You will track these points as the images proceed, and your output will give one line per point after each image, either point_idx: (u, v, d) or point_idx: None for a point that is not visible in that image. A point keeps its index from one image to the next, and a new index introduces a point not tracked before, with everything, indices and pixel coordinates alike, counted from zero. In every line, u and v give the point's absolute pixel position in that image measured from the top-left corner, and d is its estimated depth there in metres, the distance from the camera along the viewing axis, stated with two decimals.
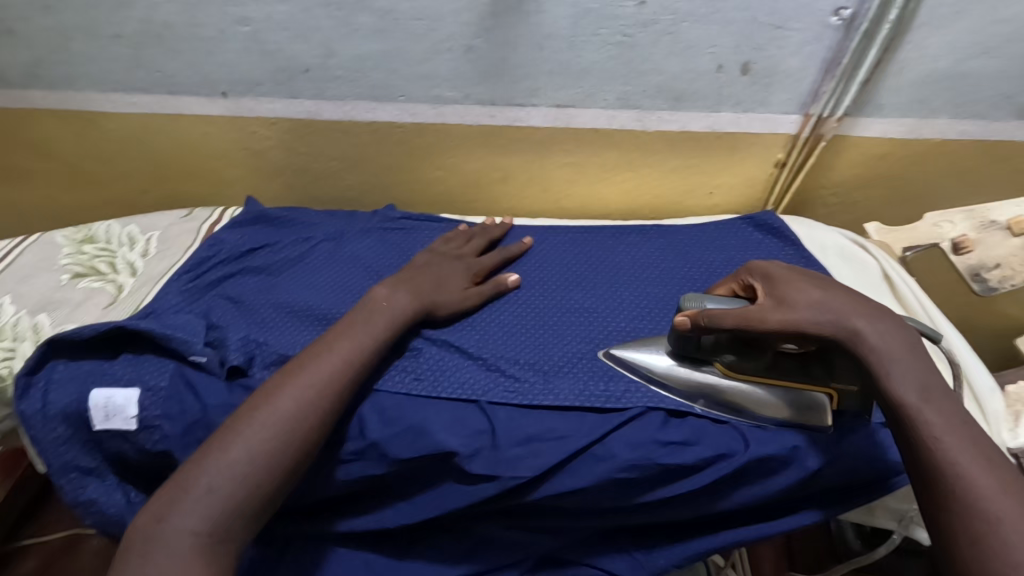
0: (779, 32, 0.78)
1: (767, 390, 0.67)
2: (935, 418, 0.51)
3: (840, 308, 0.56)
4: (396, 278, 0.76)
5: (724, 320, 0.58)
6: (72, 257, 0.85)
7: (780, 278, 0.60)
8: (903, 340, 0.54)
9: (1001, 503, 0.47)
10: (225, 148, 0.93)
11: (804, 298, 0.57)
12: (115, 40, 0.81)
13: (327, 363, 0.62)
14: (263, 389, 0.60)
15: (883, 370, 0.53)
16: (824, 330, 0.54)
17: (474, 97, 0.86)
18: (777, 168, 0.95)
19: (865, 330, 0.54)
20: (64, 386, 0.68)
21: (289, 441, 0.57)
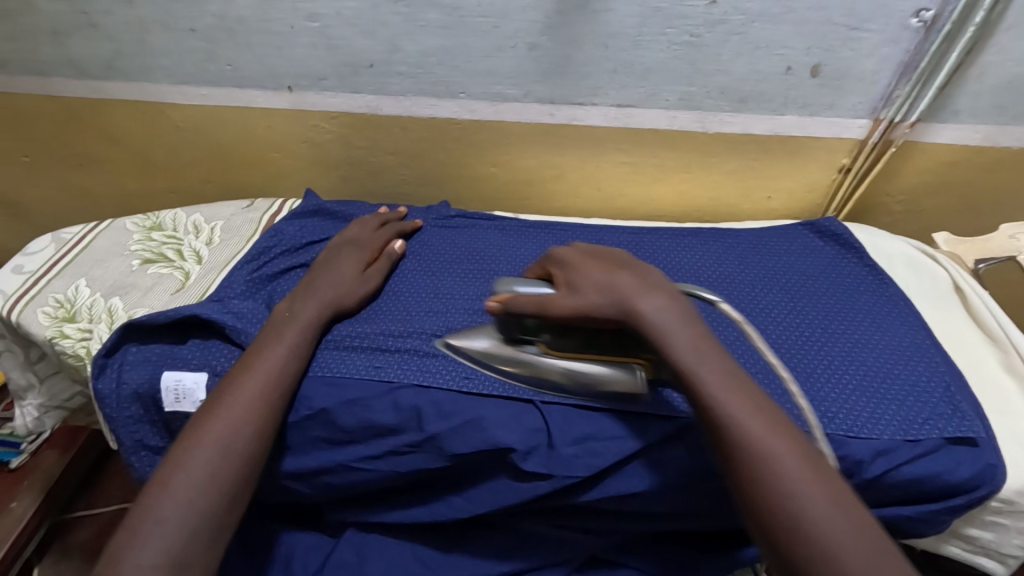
0: (853, 33, 0.76)
1: (583, 363, 0.67)
2: (699, 375, 0.53)
3: (621, 288, 0.61)
4: (301, 288, 0.76)
5: (522, 304, 0.66)
6: (142, 244, 0.88)
7: (584, 263, 0.66)
8: (674, 313, 0.58)
9: (778, 449, 0.49)
10: (285, 141, 0.95)
11: (590, 282, 0.63)
12: (190, 34, 0.84)
13: (257, 375, 0.64)
14: (191, 424, 0.61)
15: (663, 341, 0.56)
16: (601, 312, 0.61)
17: (534, 95, 0.86)
18: (840, 174, 0.92)
19: (638, 305, 0.59)
20: (136, 367, 0.70)
21: (229, 454, 0.58)
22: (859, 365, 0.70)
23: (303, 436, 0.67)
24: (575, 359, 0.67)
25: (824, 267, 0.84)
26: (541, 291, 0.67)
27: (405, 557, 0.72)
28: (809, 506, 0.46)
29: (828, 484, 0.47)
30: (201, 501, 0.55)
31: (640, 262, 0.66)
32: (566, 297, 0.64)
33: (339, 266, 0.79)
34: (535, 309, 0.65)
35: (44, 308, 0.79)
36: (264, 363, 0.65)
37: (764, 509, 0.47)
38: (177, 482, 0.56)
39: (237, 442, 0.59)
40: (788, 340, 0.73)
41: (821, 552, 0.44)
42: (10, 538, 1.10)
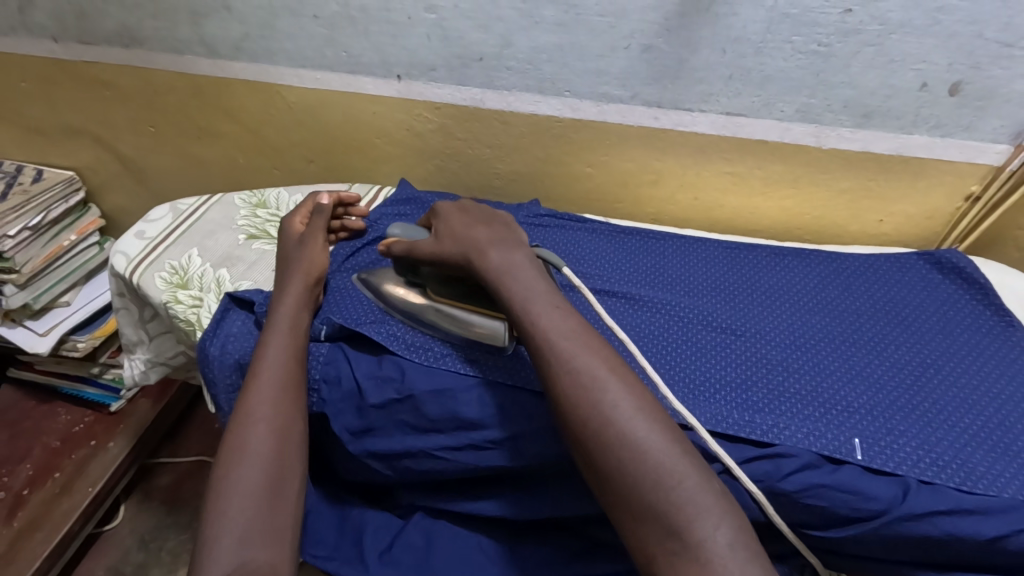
0: (1007, 51, 0.70)
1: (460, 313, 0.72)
2: (530, 306, 0.60)
3: (473, 240, 0.68)
4: (277, 280, 0.78)
5: (398, 247, 0.74)
6: (247, 220, 0.93)
7: (452, 215, 0.73)
8: (520, 260, 0.65)
9: (595, 368, 0.55)
10: (388, 128, 0.98)
11: (451, 234, 0.71)
12: (313, 20, 0.87)
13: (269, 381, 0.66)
14: (224, 442, 0.63)
15: (501, 280, 0.63)
16: (455, 258, 0.68)
17: (642, 98, 0.84)
18: (966, 203, 0.86)
19: (489, 253, 0.66)
20: (242, 339, 0.75)
21: (267, 464, 0.61)
22: (975, 412, 0.65)
23: (390, 419, 0.69)
24: (454, 304, 0.72)
25: (938, 303, 0.78)
26: (416, 237, 0.74)
27: (471, 547, 0.73)
28: (617, 412, 0.53)
29: (638, 393, 0.54)
30: (256, 510, 0.58)
31: (503, 220, 0.73)
32: (430, 244, 0.71)
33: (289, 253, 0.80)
34: (406, 252, 0.73)
35: (161, 274, 0.85)
36: (269, 370, 0.67)
37: (584, 420, 0.53)
38: (229, 499, 0.58)
39: (276, 450, 0.62)
40: (891, 377, 0.69)
41: (625, 450, 0.51)
42: (105, 477, 1.19)
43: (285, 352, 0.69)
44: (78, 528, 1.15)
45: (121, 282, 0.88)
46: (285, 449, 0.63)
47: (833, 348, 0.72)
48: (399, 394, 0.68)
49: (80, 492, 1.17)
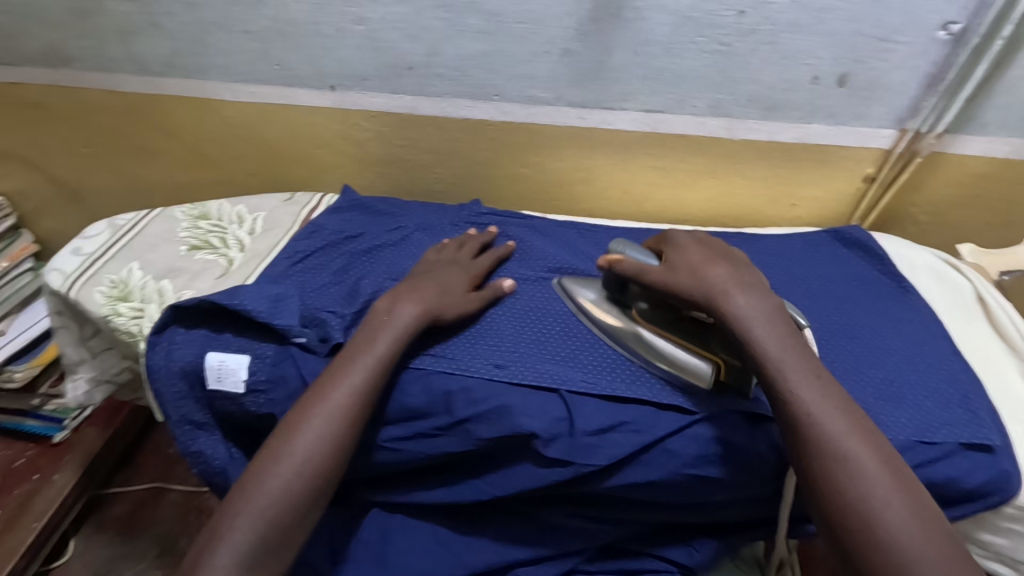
0: (883, 44, 0.78)
1: (673, 347, 0.70)
2: (787, 371, 0.58)
3: (717, 280, 0.66)
4: (404, 286, 0.77)
5: (628, 269, 0.71)
6: (190, 231, 0.94)
7: (690, 247, 0.71)
8: (769, 313, 0.63)
9: (863, 458, 0.54)
10: (328, 138, 1.00)
11: (687, 268, 0.68)
12: (245, 35, 0.89)
13: (343, 388, 0.65)
14: (281, 427, 0.65)
15: (748, 334, 0.61)
16: (693, 293, 0.66)
17: (566, 100, 0.89)
18: (865, 183, 0.94)
19: (735, 301, 0.64)
20: (185, 346, 0.75)
21: (287, 501, 0.61)
22: (883, 367, 0.72)
23: None
24: (659, 334, 0.71)
25: (848, 274, 0.85)
26: (647, 259, 0.72)
27: (427, 537, 0.75)
28: (886, 512, 0.51)
29: (907, 491, 0.53)
30: (281, 514, 0.60)
31: (741, 262, 0.70)
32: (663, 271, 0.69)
33: (440, 279, 0.79)
34: (637, 272, 0.70)
35: (100, 289, 0.84)
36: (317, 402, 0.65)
37: (834, 493, 0.53)
38: (259, 493, 0.60)
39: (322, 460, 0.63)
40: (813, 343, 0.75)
41: (891, 554, 0.50)
42: (52, 510, 1.16)
43: (353, 382, 0.66)
44: (24, 566, 1.11)
45: (58, 300, 0.87)
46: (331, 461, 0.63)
47: None
48: None
49: (25, 528, 1.13)
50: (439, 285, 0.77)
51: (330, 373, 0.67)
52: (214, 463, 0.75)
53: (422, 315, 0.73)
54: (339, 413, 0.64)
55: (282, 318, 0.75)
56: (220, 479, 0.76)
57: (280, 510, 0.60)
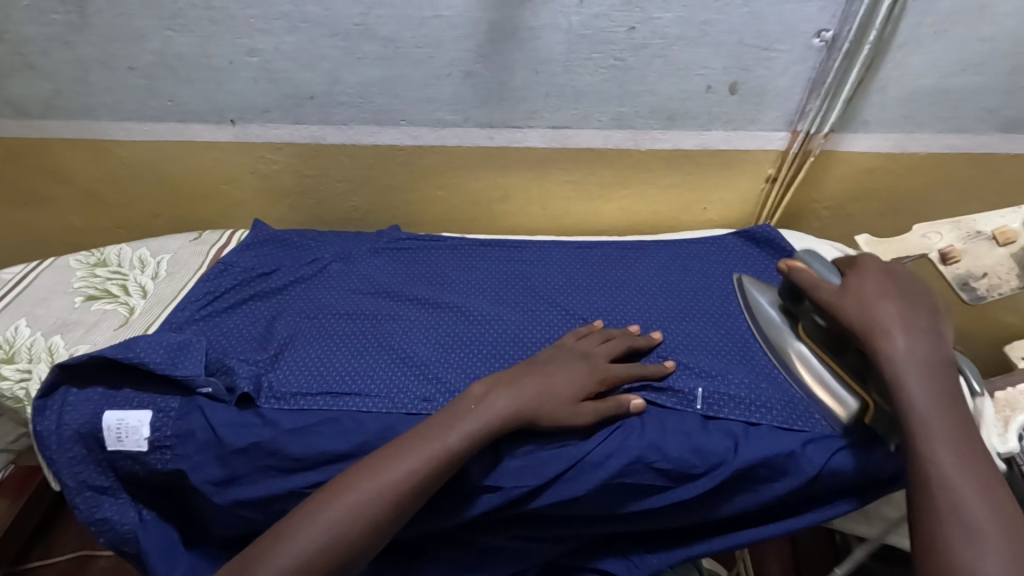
0: (765, 53, 0.82)
1: (828, 373, 0.70)
2: (926, 425, 0.55)
3: (883, 314, 0.63)
4: (523, 367, 0.69)
5: (801, 278, 0.71)
6: (85, 281, 0.88)
7: (875, 275, 0.67)
8: (931, 362, 0.59)
9: (982, 527, 0.50)
10: (234, 172, 0.97)
11: (860, 292, 0.66)
12: (130, 72, 0.85)
13: (407, 463, 0.58)
14: (327, 483, 0.58)
15: (896, 376, 0.58)
16: (851, 320, 0.64)
17: (474, 120, 0.90)
18: (767, 184, 0.98)
19: (895, 340, 0.60)
20: (78, 408, 0.70)
21: (324, 554, 0.53)
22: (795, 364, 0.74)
23: (253, 464, 0.66)
24: (816, 353, 0.71)
25: (758, 273, 0.89)
26: (826, 273, 0.70)
27: None
28: None
29: None
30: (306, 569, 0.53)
31: (927, 302, 0.65)
32: (834, 290, 0.68)
33: (560, 378, 0.68)
34: (810, 284, 0.70)
35: None
36: (401, 458, 0.58)
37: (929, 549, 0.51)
38: (295, 540, 0.53)
39: (358, 536, 0.55)
40: (730, 346, 0.78)
41: None
42: None
43: (432, 452, 0.59)
44: None
45: None
46: (367, 538, 0.55)
47: (678, 326, 0.81)
48: (258, 437, 0.66)
49: None
50: (552, 387, 0.67)
51: (402, 440, 0.60)
52: (122, 529, 0.70)
53: (513, 412, 0.64)
54: (392, 489, 0.56)
55: (185, 369, 0.71)
56: (130, 544, 0.71)
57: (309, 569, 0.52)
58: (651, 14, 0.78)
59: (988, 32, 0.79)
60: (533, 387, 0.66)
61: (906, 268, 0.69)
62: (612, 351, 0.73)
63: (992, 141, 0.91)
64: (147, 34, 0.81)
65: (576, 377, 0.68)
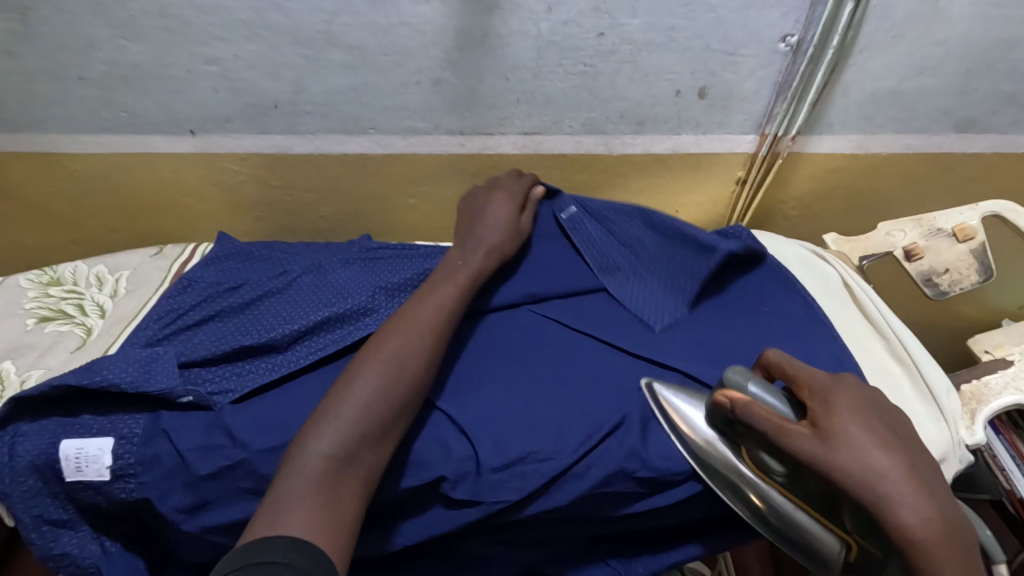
0: (731, 58, 0.83)
1: (802, 514, 0.60)
2: None
3: (886, 478, 0.52)
4: (465, 229, 0.78)
5: (759, 419, 0.58)
6: (38, 301, 0.84)
7: (853, 414, 0.56)
8: (954, 539, 0.51)
9: None
10: (196, 185, 0.93)
11: (850, 441, 0.54)
12: (80, 82, 0.81)
13: (432, 304, 0.67)
14: (358, 355, 0.63)
15: (922, 564, 0.51)
16: (846, 484, 0.53)
17: (444, 128, 0.89)
18: (737, 185, 1.00)
19: (911, 516, 0.51)
20: (33, 437, 0.66)
21: (402, 374, 0.60)
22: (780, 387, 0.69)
23: (226, 488, 0.64)
24: (774, 488, 0.61)
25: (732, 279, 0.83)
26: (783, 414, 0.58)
27: None
28: None
29: None
30: (398, 383, 0.60)
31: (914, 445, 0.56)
32: (811, 441, 0.55)
33: (500, 216, 0.79)
34: (774, 428, 0.57)
35: None
36: (433, 300, 0.67)
37: None
38: (377, 359, 0.60)
39: (413, 372, 0.61)
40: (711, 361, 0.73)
41: None
42: None
43: (450, 291, 0.69)
44: None
45: None
46: (422, 372, 0.61)
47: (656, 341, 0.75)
48: (229, 461, 0.63)
49: None
50: (496, 222, 0.78)
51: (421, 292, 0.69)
52: (85, 562, 0.68)
53: (486, 256, 0.75)
54: (428, 327, 0.64)
55: (159, 381, 0.68)
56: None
57: (397, 383, 0.59)
58: (619, 20, 0.78)
59: (943, 36, 0.81)
60: (488, 233, 0.76)
61: (870, 393, 0.60)
62: (514, 179, 0.85)
63: (948, 141, 0.94)
64: (97, 43, 0.77)
65: (509, 209, 0.80)
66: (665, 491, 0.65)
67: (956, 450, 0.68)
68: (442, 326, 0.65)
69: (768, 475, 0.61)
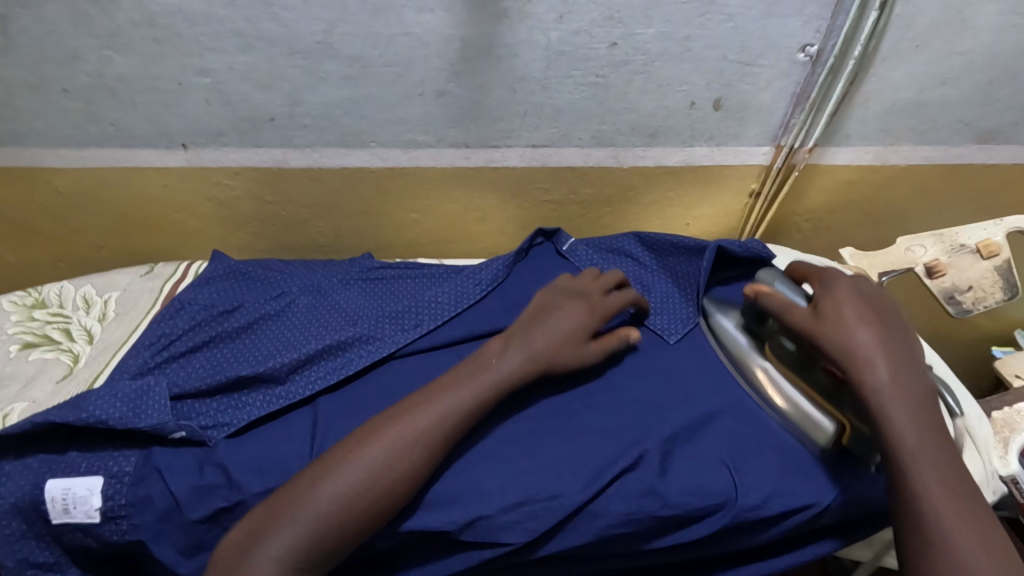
0: (748, 68, 0.79)
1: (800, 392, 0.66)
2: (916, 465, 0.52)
3: (864, 344, 0.57)
4: (523, 325, 0.69)
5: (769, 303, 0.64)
6: (21, 326, 0.80)
7: (848, 296, 0.61)
8: (914, 395, 0.55)
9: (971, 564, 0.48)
10: (187, 201, 0.89)
11: (837, 317, 0.60)
12: (64, 95, 0.77)
13: (441, 410, 0.59)
14: (348, 439, 0.58)
15: (881, 414, 0.54)
16: (831, 354, 0.58)
17: (447, 140, 0.85)
18: (750, 198, 0.97)
19: (879, 377, 0.55)
20: (16, 478, 0.62)
21: (381, 484, 0.54)
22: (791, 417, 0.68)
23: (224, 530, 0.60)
24: (784, 373, 0.67)
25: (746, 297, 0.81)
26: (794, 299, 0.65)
27: None
28: None
29: None
30: (372, 495, 0.54)
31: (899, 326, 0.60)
32: (806, 318, 0.61)
33: (564, 323, 0.68)
34: (779, 312, 0.63)
35: None
36: (441, 406, 0.59)
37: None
38: (358, 466, 0.54)
39: (387, 489, 0.54)
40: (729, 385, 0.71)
41: None
42: None
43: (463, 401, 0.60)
44: None
45: None
46: (396, 493, 0.54)
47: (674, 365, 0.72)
48: (229, 501, 0.60)
49: None
50: (557, 328, 0.68)
51: (435, 389, 0.61)
52: None
53: (527, 366, 0.64)
54: (424, 437, 0.57)
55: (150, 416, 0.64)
56: None
57: (371, 493, 0.53)
58: (632, 30, 0.74)
59: (969, 45, 0.78)
60: (542, 339, 0.66)
61: (873, 287, 0.63)
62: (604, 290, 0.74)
63: (968, 152, 0.90)
64: (81, 54, 0.73)
65: (576, 322, 0.69)
66: (685, 528, 0.61)
67: (989, 482, 0.65)
68: (441, 439, 0.58)
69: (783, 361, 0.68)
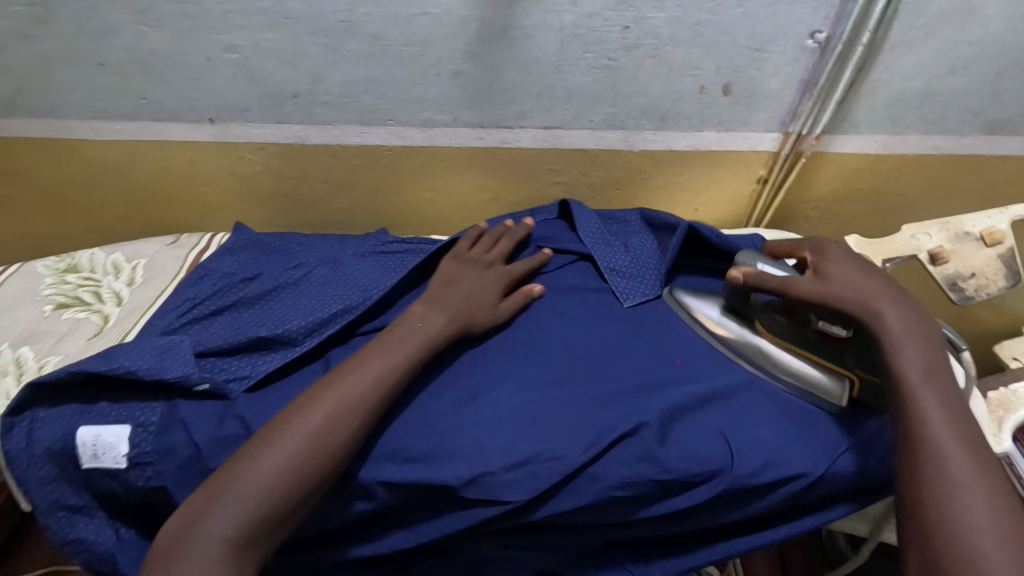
0: (758, 54, 0.81)
1: (801, 363, 0.68)
2: (919, 394, 0.56)
3: (872, 293, 0.61)
4: (433, 288, 0.76)
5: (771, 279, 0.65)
6: (55, 288, 0.85)
7: (848, 260, 0.65)
8: (921, 335, 0.59)
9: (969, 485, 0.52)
10: (211, 175, 0.93)
11: (842, 275, 0.63)
12: (100, 68, 0.81)
13: (366, 380, 0.62)
14: (285, 411, 0.61)
15: (892, 351, 0.58)
16: (848, 309, 0.60)
17: (463, 120, 0.88)
18: (759, 184, 0.99)
19: (889, 316, 0.60)
20: (51, 423, 0.66)
21: (316, 455, 0.58)
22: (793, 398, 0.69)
23: None
24: (784, 347, 0.69)
25: None
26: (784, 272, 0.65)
27: None
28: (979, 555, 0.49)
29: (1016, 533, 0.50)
30: (307, 464, 0.57)
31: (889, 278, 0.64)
32: (813, 284, 0.63)
33: (466, 284, 0.76)
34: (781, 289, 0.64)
35: None
36: (361, 376, 0.63)
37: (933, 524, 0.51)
38: (290, 438, 0.58)
39: (328, 456, 0.58)
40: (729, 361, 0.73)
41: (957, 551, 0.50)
42: None
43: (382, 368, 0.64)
44: None
45: None
46: (332, 461, 0.58)
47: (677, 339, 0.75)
48: None
49: None
50: (463, 287, 0.76)
51: (359, 359, 0.65)
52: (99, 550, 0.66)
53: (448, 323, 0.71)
54: (349, 410, 0.60)
55: (174, 369, 0.67)
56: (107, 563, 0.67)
57: (307, 461, 0.57)
58: (644, 13, 0.76)
59: (977, 35, 0.79)
60: (452, 297, 0.74)
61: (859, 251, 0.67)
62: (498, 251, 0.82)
63: (976, 143, 0.91)
64: (117, 29, 0.77)
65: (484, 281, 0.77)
66: (680, 494, 0.64)
67: None
68: (368, 406, 0.61)
69: (777, 334, 0.70)
